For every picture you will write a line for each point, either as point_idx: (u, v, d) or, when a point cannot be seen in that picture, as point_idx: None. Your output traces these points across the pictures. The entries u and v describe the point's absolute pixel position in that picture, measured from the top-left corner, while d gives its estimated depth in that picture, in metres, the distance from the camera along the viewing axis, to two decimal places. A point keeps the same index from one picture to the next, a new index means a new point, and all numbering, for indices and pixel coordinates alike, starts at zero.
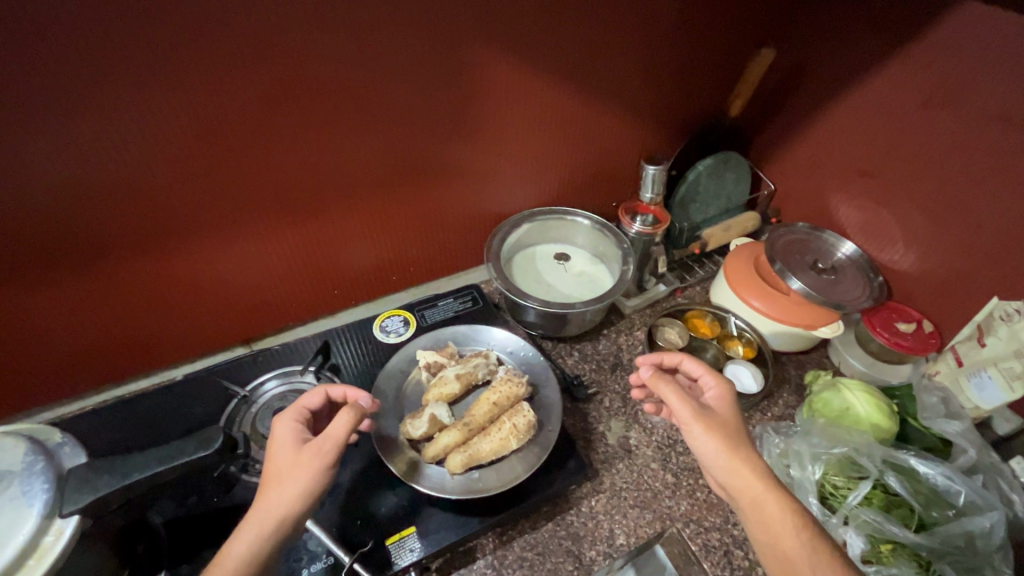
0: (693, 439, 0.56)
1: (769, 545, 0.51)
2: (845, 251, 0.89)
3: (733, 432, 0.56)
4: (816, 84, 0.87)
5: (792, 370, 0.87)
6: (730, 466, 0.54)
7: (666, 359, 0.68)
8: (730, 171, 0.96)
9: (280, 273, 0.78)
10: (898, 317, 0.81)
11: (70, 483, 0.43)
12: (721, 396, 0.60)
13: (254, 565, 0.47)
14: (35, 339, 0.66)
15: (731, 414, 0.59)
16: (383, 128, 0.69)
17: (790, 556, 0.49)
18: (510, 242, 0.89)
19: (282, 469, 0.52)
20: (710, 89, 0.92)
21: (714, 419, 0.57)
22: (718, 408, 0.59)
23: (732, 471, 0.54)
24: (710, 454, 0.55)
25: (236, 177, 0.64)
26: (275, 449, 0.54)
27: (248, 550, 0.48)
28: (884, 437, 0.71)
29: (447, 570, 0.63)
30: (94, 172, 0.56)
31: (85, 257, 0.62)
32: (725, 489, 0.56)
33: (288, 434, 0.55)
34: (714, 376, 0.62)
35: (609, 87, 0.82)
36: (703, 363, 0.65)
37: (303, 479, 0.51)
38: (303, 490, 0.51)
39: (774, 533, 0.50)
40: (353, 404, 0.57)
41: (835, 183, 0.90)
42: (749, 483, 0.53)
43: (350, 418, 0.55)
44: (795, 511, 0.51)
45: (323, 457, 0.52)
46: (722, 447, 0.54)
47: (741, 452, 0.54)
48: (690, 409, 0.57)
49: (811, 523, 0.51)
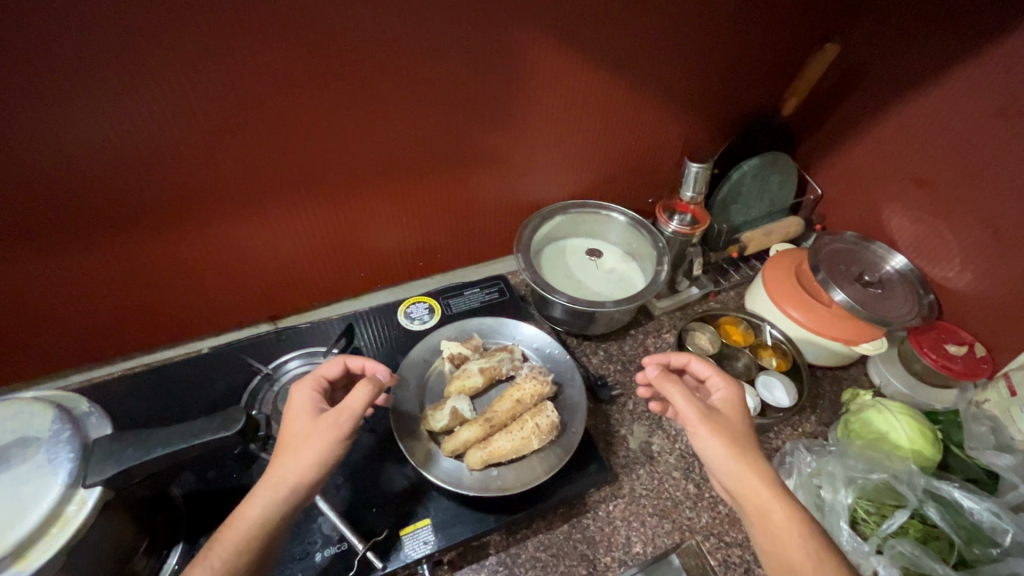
0: (698, 440, 0.55)
1: (774, 553, 0.49)
2: (894, 264, 0.84)
3: (741, 437, 0.55)
4: (877, 85, 0.82)
5: (827, 386, 0.83)
6: (735, 469, 0.52)
7: (673, 359, 0.66)
8: (776, 172, 0.92)
9: (308, 252, 0.77)
10: (947, 338, 0.77)
11: (95, 454, 0.43)
12: (729, 399, 0.59)
13: (263, 529, 0.48)
14: (69, 302, 0.67)
15: (740, 417, 0.57)
16: (419, 109, 0.67)
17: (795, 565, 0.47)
18: (541, 234, 0.86)
19: (299, 435, 0.52)
20: (761, 85, 0.88)
21: (721, 421, 0.55)
22: (726, 410, 0.57)
23: (738, 476, 0.52)
24: (715, 456, 0.53)
25: (270, 152, 0.64)
26: (294, 416, 0.54)
27: (259, 515, 0.48)
28: (925, 465, 0.67)
29: (459, 564, 0.62)
30: (131, 140, 0.56)
31: (118, 224, 0.62)
32: (729, 494, 0.54)
33: (305, 403, 0.56)
34: (722, 378, 0.61)
35: (655, 77, 0.78)
36: (713, 365, 0.63)
37: (319, 450, 0.51)
38: (315, 461, 0.50)
39: (779, 541, 0.48)
40: (371, 377, 0.56)
41: (889, 192, 0.85)
42: (756, 489, 0.51)
43: (368, 393, 0.54)
44: (802, 519, 0.49)
45: (338, 429, 0.52)
46: (728, 450, 0.53)
47: (749, 457, 0.53)
48: (695, 409, 0.55)
49: (821, 534, 0.49)
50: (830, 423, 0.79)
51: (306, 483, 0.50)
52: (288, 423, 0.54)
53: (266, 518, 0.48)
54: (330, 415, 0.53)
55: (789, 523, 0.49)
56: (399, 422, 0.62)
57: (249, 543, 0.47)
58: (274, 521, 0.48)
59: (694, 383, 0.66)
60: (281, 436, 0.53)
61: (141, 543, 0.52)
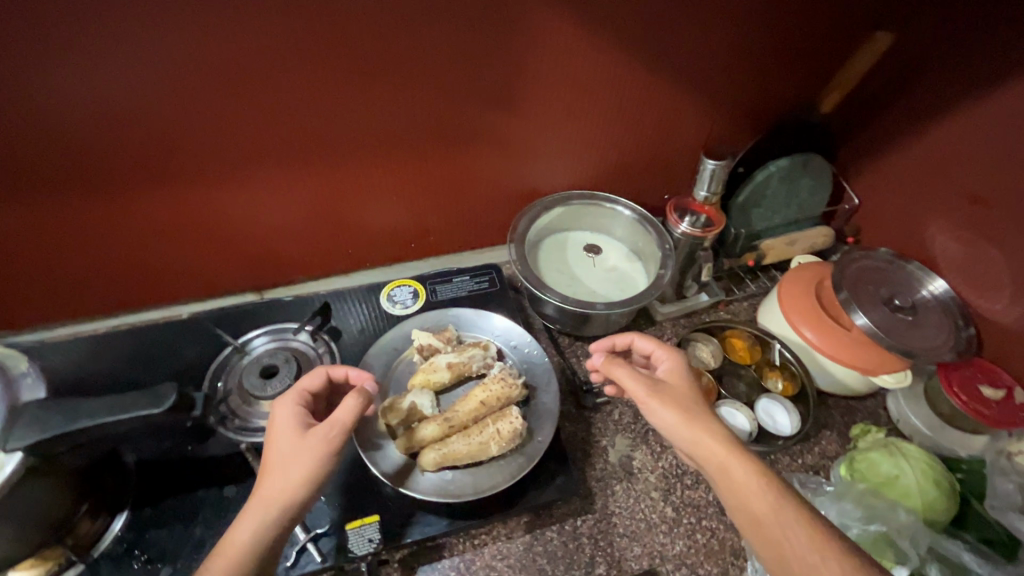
0: (654, 415, 0.53)
1: (741, 509, 0.47)
2: (932, 289, 0.75)
3: (688, 401, 0.53)
4: (938, 85, 0.71)
5: (838, 416, 0.76)
6: (690, 437, 0.50)
7: (617, 341, 0.63)
8: (808, 176, 0.83)
9: (293, 225, 0.74)
10: (983, 379, 0.68)
11: (19, 419, 0.41)
12: (673, 367, 0.57)
13: (258, 554, 0.45)
14: (49, 256, 0.66)
15: (689, 384, 0.55)
16: (413, 82, 0.62)
17: (761, 517, 0.46)
18: (540, 224, 0.81)
19: (284, 455, 0.48)
20: (802, 77, 0.78)
21: (667, 391, 0.53)
22: (671, 380, 0.55)
23: (696, 445, 0.50)
24: (670, 428, 0.51)
25: (251, 118, 0.60)
26: (275, 430, 0.50)
27: (252, 538, 0.45)
28: (935, 515, 0.59)
29: (409, 564, 0.60)
30: (101, 96, 0.53)
31: (93, 181, 0.60)
32: (691, 460, 0.52)
33: (288, 418, 0.51)
34: (664, 348, 0.59)
35: (679, 62, 0.70)
36: (655, 339, 0.61)
37: (311, 466, 0.47)
38: (308, 478, 0.47)
39: (742, 496, 0.47)
40: (362, 388, 0.53)
41: (936, 208, 0.75)
42: (710, 449, 0.49)
43: (357, 404, 0.51)
44: (766, 478, 0.47)
45: (330, 444, 0.49)
46: (679, 418, 0.51)
47: (700, 420, 0.51)
48: (642, 386, 0.54)
49: (786, 492, 0.47)
50: (835, 458, 0.71)
51: (296, 501, 0.47)
52: (272, 440, 0.50)
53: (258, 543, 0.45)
54: (320, 428, 0.49)
55: (755, 489, 0.47)
56: (359, 426, 0.58)
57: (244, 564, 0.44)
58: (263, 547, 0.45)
59: (643, 360, 0.64)
60: (265, 456, 0.49)
61: (82, 505, 0.52)
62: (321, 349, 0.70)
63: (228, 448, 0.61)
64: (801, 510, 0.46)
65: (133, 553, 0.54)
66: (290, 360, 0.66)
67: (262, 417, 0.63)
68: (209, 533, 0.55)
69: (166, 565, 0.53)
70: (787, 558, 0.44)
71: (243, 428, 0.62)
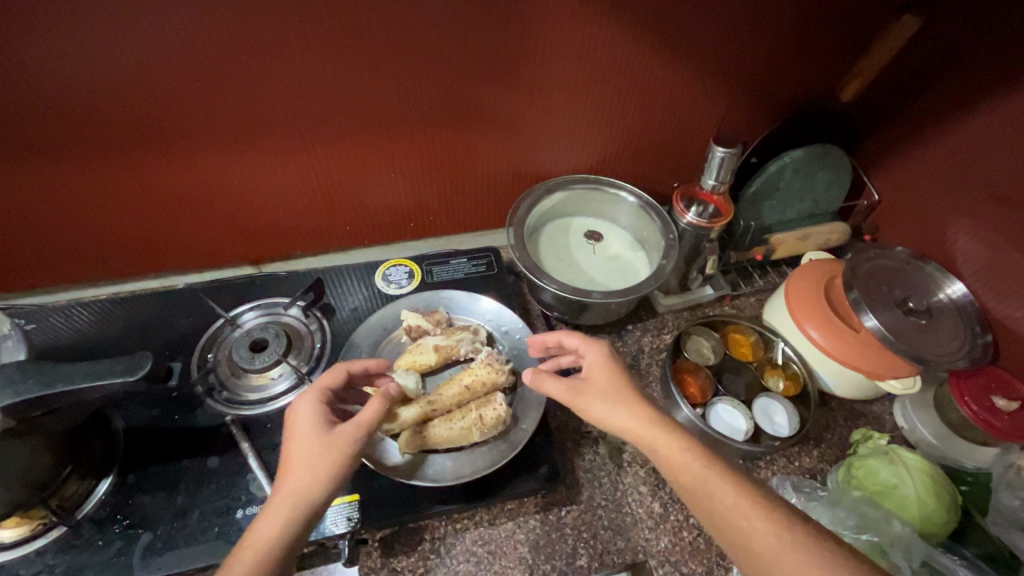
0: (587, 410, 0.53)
1: (694, 494, 0.47)
2: (951, 293, 0.71)
3: (615, 387, 0.53)
4: (972, 75, 0.66)
5: (841, 420, 0.73)
6: (626, 430, 0.50)
7: (548, 338, 0.61)
8: (825, 169, 0.79)
9: (291, 198, 0.73)
10: (997, 389, 0.65)
11: None
12: (593, 360, 0.56)
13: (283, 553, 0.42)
14: (48, 222, 0.66)
15: (614, 374, 0.54)
16: (410, 54, 0.60)
17: (715, 497, 0.45)
18: (542, 208, 0.79)
19: (309, 449, 0.46)
20: (825, 62, 0.74)
21: (590, 389, 0.53)
22: (594, 375, 0.55)
23: (632, 427, 0.50)
24: (603, 420, 0.52)
25: (242, 87, 0.58)
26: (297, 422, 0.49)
27: (276, 534, 0.42)
28: (932, 530, 0.57)
29: (389, 544, 0.59)
30: (88, 58, 0.52)
31: (87, 148, 0.60)
32: None
33: (310, 413, 0.49)
34: (585, 342, 0.58)
35: (692, 41, 0.67)
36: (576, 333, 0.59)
37: (337, 459, 0.46)
38: (337, 472, 0.46)
39: (692, 479, 0.47)
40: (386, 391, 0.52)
41: (959, 207, 0.71)
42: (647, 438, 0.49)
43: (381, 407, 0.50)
44: (706, 459, 0.48)
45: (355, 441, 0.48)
46: (609, 414, 0.51)
47: (629, 402, 0.52)
48: (565, 393, 0.54)
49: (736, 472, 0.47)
50: (835, 462, 0.69)
51: (317, 496, 0.45)
52: (291, 437, 0.48)
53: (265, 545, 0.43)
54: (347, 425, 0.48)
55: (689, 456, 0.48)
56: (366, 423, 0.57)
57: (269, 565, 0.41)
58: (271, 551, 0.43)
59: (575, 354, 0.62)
60: (287, 451, 0.47)
61: (65, 468, 0.52)
62: (313, 326, 0.70)
63: (214, 420, 0.61)
64: (743, 484, 0.46)
65: (116, 517, 0.54)
66: (280, 335, 0.67)
67: (250, 390, 0.63)
68: (191, 502, 0.55)
69: (147, 531, 0.53)
70: (723, 523, 0.45)
71: (230, 402, 0.62)
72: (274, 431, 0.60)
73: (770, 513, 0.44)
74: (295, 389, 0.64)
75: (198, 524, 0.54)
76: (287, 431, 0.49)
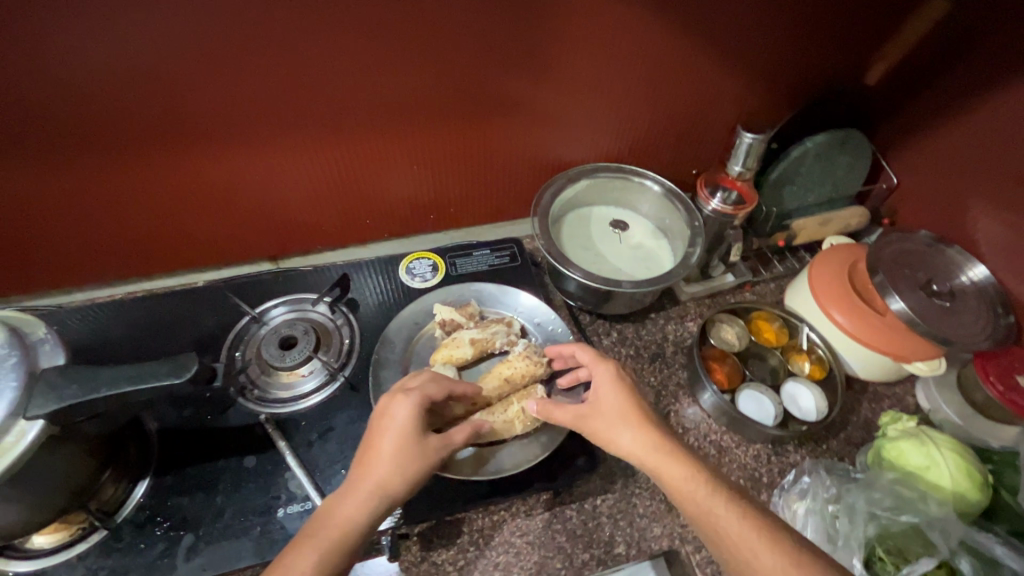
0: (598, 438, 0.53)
1: (701, 519, 0.46)
2: (972, 275, 0.72)
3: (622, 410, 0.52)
4: (997, 56, 0.66)
5: (865, 403, 0.74)
6: (632, 452, 0.50)
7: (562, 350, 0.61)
8: (846, 153, 0.79)
9: (311, 193, 0.72)
10: (1020, 369, 0.66)
11: (38, 386, 0.40)
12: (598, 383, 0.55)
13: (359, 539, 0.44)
14: (65, 222, 0.64)
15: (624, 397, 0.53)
16: (436, 43, 0.58)
17: (717, 520, 0.45)
18: (564, 197, 0.78)
19: (399, 454, 0.48)
20: (848, 45, 0.73)
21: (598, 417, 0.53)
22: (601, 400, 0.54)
23: (638, 453, 0.50)
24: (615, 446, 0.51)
25: (264, 80, 0.57)
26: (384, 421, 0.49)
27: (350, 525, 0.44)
28: (965, 509, 0.58)
29: (428, 538, 0.59)
30: (109, 52, 0.50)
31: (106, 145, 0.58)
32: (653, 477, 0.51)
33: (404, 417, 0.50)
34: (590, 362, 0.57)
35: (718, 27, 0.66)
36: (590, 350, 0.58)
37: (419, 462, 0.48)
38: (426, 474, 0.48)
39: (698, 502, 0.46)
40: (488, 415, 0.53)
41: (981, 189, 0.72)
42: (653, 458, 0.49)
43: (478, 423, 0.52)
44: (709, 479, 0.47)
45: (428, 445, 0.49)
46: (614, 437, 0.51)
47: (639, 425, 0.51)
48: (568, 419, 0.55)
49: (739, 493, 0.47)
50: (861, 445, 0.70)
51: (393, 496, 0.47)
52: (381, 435, 0.49)
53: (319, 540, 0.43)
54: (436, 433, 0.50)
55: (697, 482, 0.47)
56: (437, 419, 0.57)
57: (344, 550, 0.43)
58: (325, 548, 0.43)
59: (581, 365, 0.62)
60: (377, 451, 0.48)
61: (104, 472, 0.52)
62: (340, 322, 0.69)
63: (247, 419, 0.60)
64: (748, 506, 0.46)
65: (155, 519, 0.53)
66: (309, 332, 0.66)
67: (280, 388, 0.63)
68: (230, 502, 0.55)
69: (189, 533, 0.53)
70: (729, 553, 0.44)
71: (263, 400, 0.62)
72: (308, 428, 0.60)
73: (778, 543, 0.43)
74: (327, 386, 0.64)
75: (240, 524, 0.54)
76: (377, 426, 0.49)
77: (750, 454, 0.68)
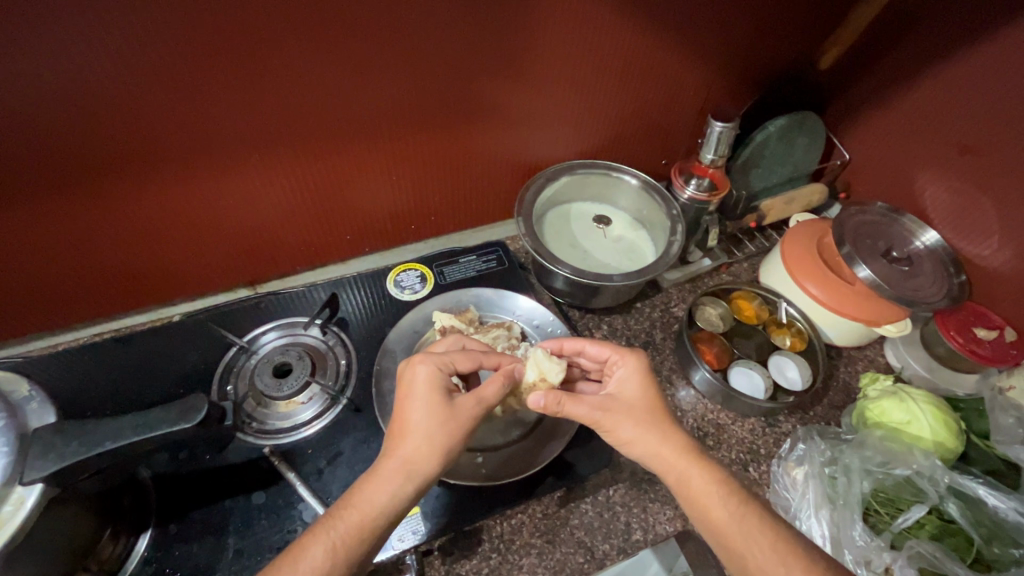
0: None
1: (711, 527, 0.47)
2: (924, 240, 0.77)
3: (637, 414, 0.52)
4: (930, 35, 0.71)
5: (843, 368, 0.79)
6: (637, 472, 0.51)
7: (568, 346, 0.61)
8: (803, 134, 0.84)
9: (287, 214, 0.69)
10: (976, 322, 0.72)
11: (35, 447, 0.38)
12: (623, 378, 0.55)
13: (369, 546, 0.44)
14: (23, 267, 0.59)
15: (646, 389, 0.54)
16: (413, 53, 0.58)
17: (728, 529, 0.46)
18: (544, 196, 0.79)
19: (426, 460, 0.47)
20: (797, 35, 0.78)
21: (619, 407, 0.53)
22: (626, 392, 0.54)
23: None
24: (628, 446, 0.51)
25: (235, 102, 0.54)
26: (417, 407, 0.49)
27: (362, 529, 0.44)
28: (946, 457, 0.64)
29: (449, 550, 0.59)
30: (71, 86, 0.47)
31: (66, 181, 0.54)
32: None
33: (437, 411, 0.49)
34: (618, 353, 0.57)
35: (681, 22, 0.68)
36: (607, 343, 0.59)
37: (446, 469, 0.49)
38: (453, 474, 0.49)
39: (710, 514, 0.47)
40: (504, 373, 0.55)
41: (926, 159, 0.77)
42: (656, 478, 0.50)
43: (501, 388, 0.53)
44: (718, 487, 0.48)
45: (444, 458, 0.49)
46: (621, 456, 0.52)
47: (658, 429, 0.51)
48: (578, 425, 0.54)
49: (744, 498, 0.47)
50: (843, 407, 0.75)
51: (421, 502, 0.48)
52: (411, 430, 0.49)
53: (345, 563, 0.42)
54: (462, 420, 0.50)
55: (710, 497, 0.47)
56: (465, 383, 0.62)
57: (361, 542, 0.43)
58: (349, 570, 0.42)
59: (592, 366, 0.62)
60: (407, 429, 0.48)
61: (104, 530, 0.49)
62: (333, 342, 0.68)
63: (246, 455, 0.59)
64: (762, 517, 0.47)
65: (165, 571, 0.51)
66: (304, 356, 0.65)
67: (279, 418, 0.61)
68: (244, 542, 0.53)
69: None
70: (748, 568, 0.44)
71: (263, 434, 0.60)
72: (316, 455, 0.59)
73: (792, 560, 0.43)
74: (328, 411, 0.62)
75: (259, 563, 0.52)
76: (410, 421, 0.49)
77: (746, 429, 0.72)
